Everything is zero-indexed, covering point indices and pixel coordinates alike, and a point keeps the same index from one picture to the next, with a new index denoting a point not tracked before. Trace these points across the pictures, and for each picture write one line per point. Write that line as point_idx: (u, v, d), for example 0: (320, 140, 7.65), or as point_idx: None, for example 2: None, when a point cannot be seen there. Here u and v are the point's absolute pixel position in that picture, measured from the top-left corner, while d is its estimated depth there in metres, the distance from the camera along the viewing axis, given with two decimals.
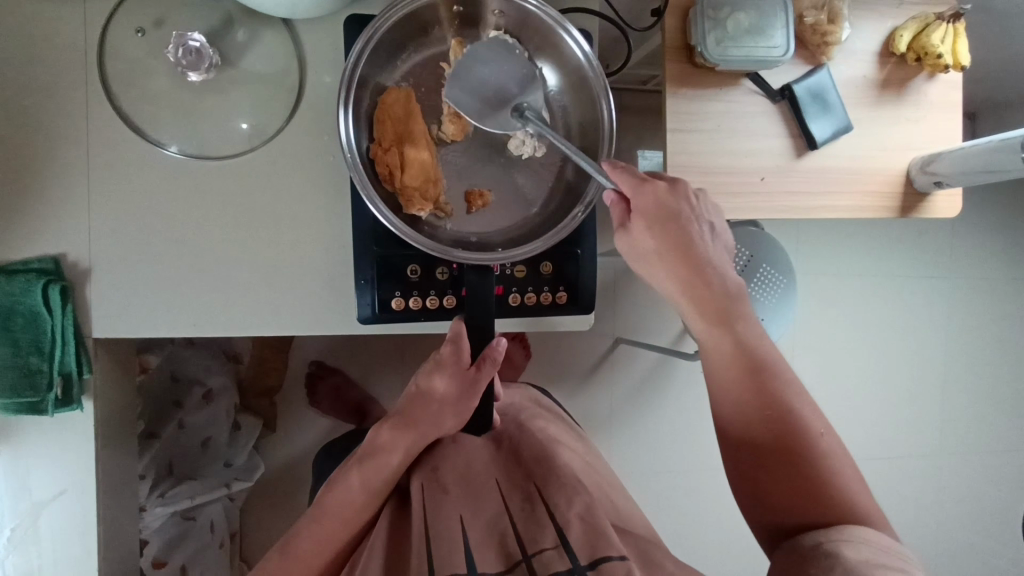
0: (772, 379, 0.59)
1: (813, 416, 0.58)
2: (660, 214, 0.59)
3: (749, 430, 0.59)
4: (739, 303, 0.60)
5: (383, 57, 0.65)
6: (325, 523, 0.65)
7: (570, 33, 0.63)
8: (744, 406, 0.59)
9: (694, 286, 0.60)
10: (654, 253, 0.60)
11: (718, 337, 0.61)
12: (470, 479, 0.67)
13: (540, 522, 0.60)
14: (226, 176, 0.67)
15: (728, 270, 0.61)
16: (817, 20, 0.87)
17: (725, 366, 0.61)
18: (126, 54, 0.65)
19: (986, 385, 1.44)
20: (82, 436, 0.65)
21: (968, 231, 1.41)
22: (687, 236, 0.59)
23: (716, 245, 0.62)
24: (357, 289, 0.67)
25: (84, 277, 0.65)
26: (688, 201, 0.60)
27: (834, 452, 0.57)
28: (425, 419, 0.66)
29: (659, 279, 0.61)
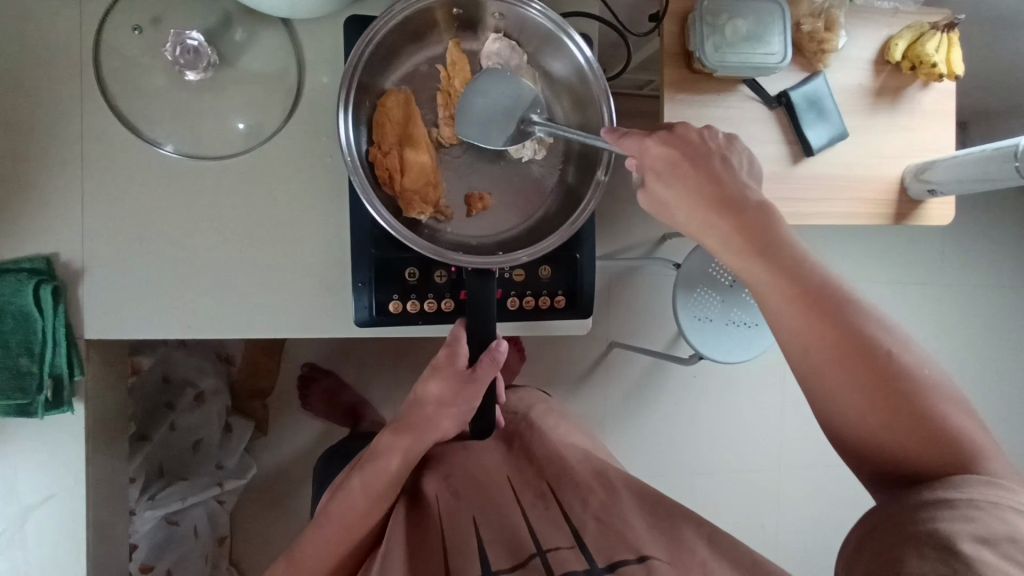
0: (830, 306, 0.49)
1: (884, 333, 0.48)
2: (667, 161, 0.54)
3: (816, 369, 0.49)
4: (773, 227, 0.52)
5: (384, 60, 0.64)
6: (327, 530, 0.64)
7: (573, 38, 0.63)
8: (804, 342, 0.49)
9: (715, 222, 0.53)
10: (674, 203, 0.55)
11: (760, 262, 0.51)
12: (483, 483, 0.70)
13: (554, 522, 0.64)
14: (224, 176, 0.66)
15: (747, 190, 0.53)
16: (814, 28, 0.87)
17: (772, 296, 0.51)
18: (121, 52, 0.64)
19: (977, 390, 1.45)
20: (72, 437, 0.64)
21: (959, 238, 1.42)
22: (705, 169, 0.53)
23: (734, 169, 0.55)
24: (355, 292, 0.67)
25: (77, 277, 0.64)
26: (691, 139, 0.55)
27: (912, 368, 0.47)
28: (422, 423, 0.66)
29: (689, 225, 0.55)
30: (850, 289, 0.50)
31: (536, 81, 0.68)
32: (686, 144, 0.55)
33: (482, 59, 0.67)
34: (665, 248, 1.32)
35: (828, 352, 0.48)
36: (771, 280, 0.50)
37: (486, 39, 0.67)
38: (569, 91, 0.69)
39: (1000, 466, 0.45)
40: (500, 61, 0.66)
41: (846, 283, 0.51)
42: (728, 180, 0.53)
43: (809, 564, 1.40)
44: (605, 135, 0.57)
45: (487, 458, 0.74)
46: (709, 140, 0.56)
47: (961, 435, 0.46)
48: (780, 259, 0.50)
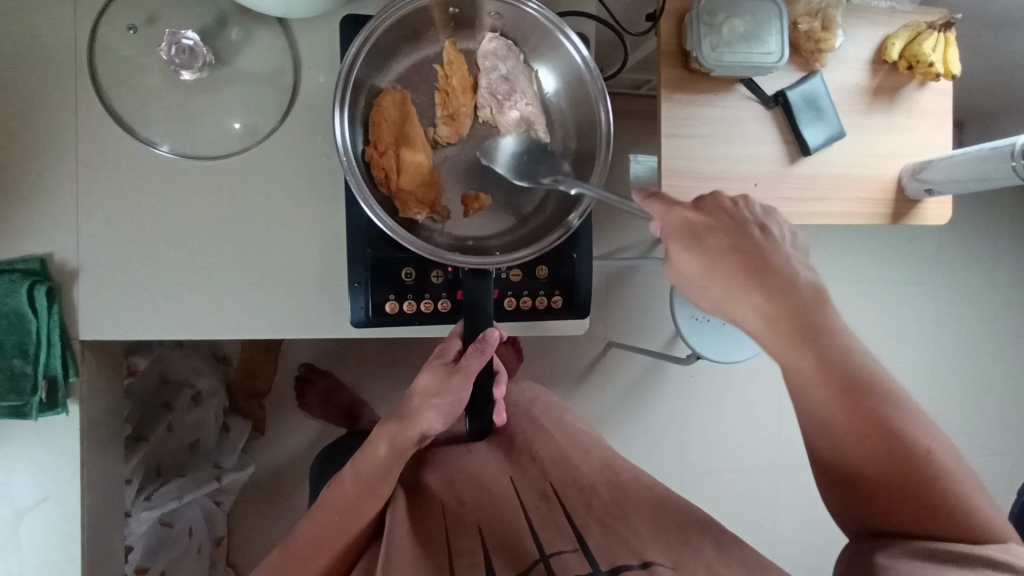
0: (873, 401, 0.47)
1: (922, 430, 0.47)
2: (698, 229, 0.50)
3: (848, 458, 0.48)
4: (820, 313, 0.48)
5: (379, 60, 0.64)
6: (321, 520, 0.64)
7: (570, 38, 0.63)
8: (840, 433, 0.48)
9: (756, 303, 0.48)
10: (702, 276, 0.50)
11: (802, 351, 0.48)
12: (486, 486, 0.69)
13: (557, 524, 0.63)
14: (220, 176, 0.66)
15: (794, 268, 0.49)
16: (811, 28, 0.87)
17: (813, 387, 0.48)
18: (116, 51, 0.64)
19: (973, 389, 1.46)
20: (66, 439, 0.64)
21: (956, 238, 1.42)
22: (743, 242, 0.49)
23: (778, 244, 0.50)
24: (351, 292, 0.67)
25: (72, 277, 0.64)
26: (727, 210, 0.51)
27: (948, 464, 0.47)
28: (414, 416, 0.66)
29: (720, 301, 0.50)
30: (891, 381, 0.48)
31: (531, 80, 0.68)
32: (721, 215, 0.50)
33: (478, 58, 0.67)
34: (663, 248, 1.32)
35: (866, 448, 0.47)
36: (812, 370, 0.48)
37: (483, 38, 0.67)
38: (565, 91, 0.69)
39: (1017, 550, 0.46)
40: (495, 60, 0.66)
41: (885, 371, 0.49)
42: (773, 257, 0.48)
43: (807, 563, 1.40)
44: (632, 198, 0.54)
45: (489, 459, 0.74)
46: (743, 209, 0.51)
47: (989, 531, 0.45)
48: (823, 351, 0.47)
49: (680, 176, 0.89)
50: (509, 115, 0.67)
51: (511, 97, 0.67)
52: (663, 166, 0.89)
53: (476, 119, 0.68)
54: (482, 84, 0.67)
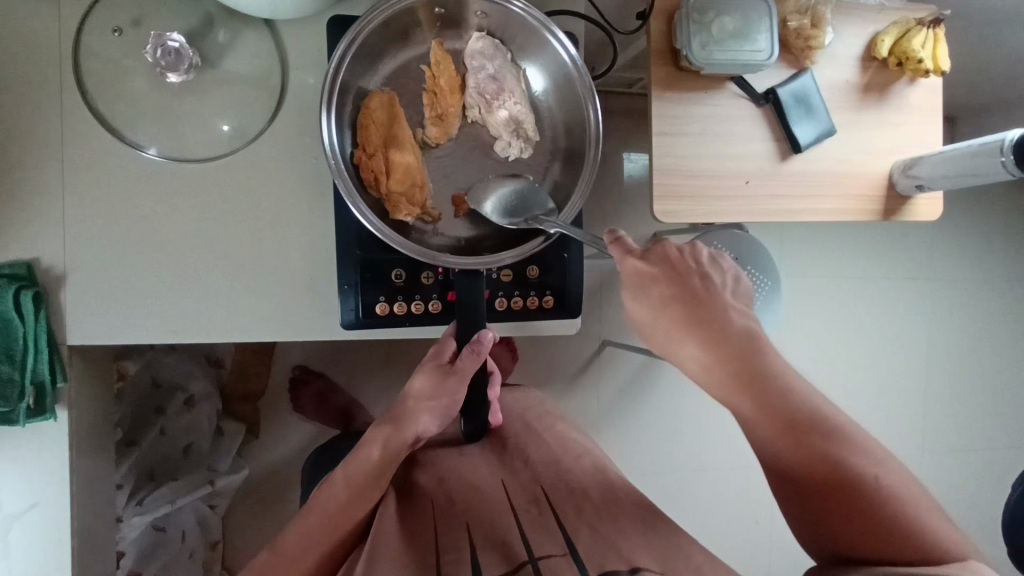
0: (812, 434, 0.50)
1: (866, 459, 0.49)
2: (646, 279, 0.56)
3: (799, 489, 0.51)
4: (754, 353, 0.53)
5: (366, 61, 0.63)
6: (311, 521, 0.64)
7: (557, 36, 0.63)
8: (789, 465, 0.51)
9: (697, 345, 0.54)
10: (652, 320, 0.57)
11: (746, 394, 0.52)
12: (477, 488, 0.70)
13: (546, 527, 0.63)
14: (207, 179, 0.65)
15: (729, 314, 0.55)
16: (800, 25, 0.88)
17: (761, 429, 0.52)
18: (101, 54, 0.64)
19: (965, 384, 1.46)
20: (54, 445, 0.63)
21: (949, 233, 1.43)
22: (683, 287, 0.56)
23: (719, 293, 0.56)
24: (341, 294, 0.67)
25: (58, 281, 0.63)
26: (672, 256, 0.57)
27: (896, 489, 0.49)
28: (408, 418, 0.66)
29: (672, 345, 0.56)
30: (834, 417, 0.51)
31: (519, 79, 0.68)
32: (667, 261, 0.57)
33: (466, 57, 0.66)
34: None
35: (811, 477, 0.50)
36: (756, 411, 0.52)
37: (470, 38, 0.67)
38: (554, 90, 0.69)
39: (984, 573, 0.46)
40: (482, 59, 0.66)
41: (830, 408, 0.52)
42: (709, 302, 0.55)
43: (802, 559, 1.41)
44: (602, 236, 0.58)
45: (480, 464, 0.74)
46: (690, 258, 0.58)
47: (954, 555, 0.46)
48: (763, 391, 0.52)
49: (671, 175, 0.89)
50: (498, 114, 0.67)
51: (499, 96, 0.67)
52: (655, 164, 0.88)
53: (465, 119, 0.68)
54: (470, 83, 0.66)
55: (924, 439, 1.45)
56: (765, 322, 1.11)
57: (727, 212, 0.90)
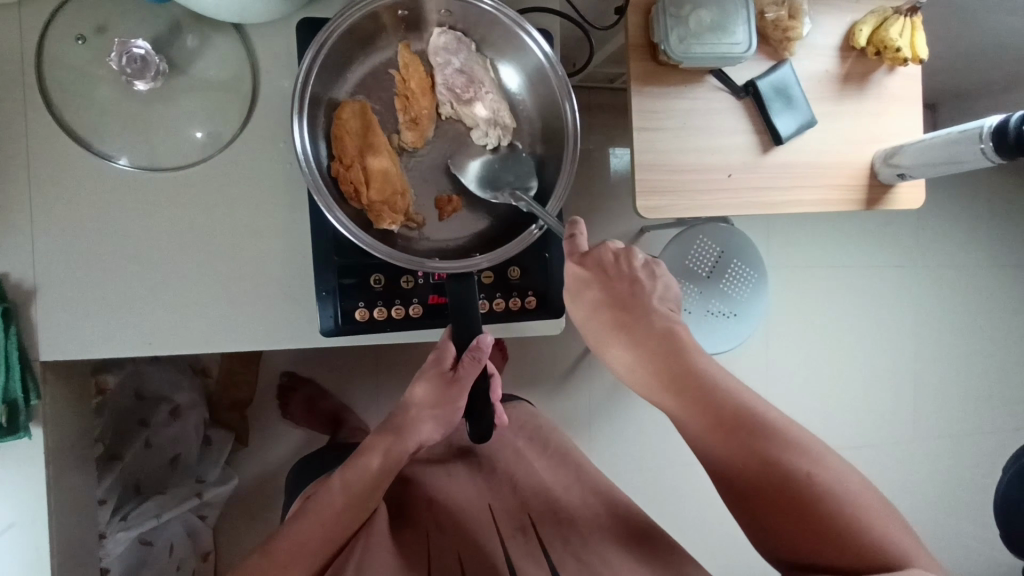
0: (743, 430, 0.55)
1: (798, 453, 0.54)
2: (581, 283, 0.61)
3: (737, 483, 0.56)
4: (682, 354, 0.59)
5: (335, 69, 0.62)
6: (306, 523, 0.62)
7: (530, 33, 0.62)
8: (725, 461, 0.56)
9: (630, 347, 0.61)
10: (587, 319, 0.63)
11: (675, 393, 0.59)
12: (466, 510, 0.73)
13: (532, 557, 0.67)
14: (180, 188, 0.64)
15: (655, 317, 0.61)
16: (778, 17, 0.87)
17: (693, 425, 0.58)
18: (66, 63, 0.62)
19: (954, 370, 1.47)
20: (29, 463, 0.62)
21: (933, 220, 1.43)
22: (614, 293, 0.61)
23: (648, 297, 0.62)
24: (318, 301, 0.66)
25: (29, 297, 0.62)
26: (608, 260, 0.61)
27: (831, 482, 0.52)
28: (409, 427, 0.67)
29: (610, 346, 0.63)
30: (766, 415, 0.56)
31: (487, 67, 0.66)
32: (601, 266, 0.61)
33: (432, 55, 0.65)
34: (643, 241, 1.31)
35: (747, 472, 0.55)
36: (687, 408, 0.58)
37: (431, 35, 0.65)
38: (528, 84, 0.68)
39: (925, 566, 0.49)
40: (447, 54, 0.64)
41: (760, 404, 0.57)
42: (642, 308, 0.61)
43: None
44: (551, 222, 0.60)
45: (469, 487, 0.77)
46: (625, 262, 0.62)
47: (890, 548, 0.49)
48: (691, 389, 0.58)
49: (654, 171, 0.88)
50: (472, 105, 0.66)
51: (471, 88, 0.65)
52: (636, 160, 0.88)
53: (440, 120, 0.67)
54: (439, 80, 0.65)
55: (914, 426, 1.45)
56: (754, 314, 1.10)
57: (713, 207, 0.90)
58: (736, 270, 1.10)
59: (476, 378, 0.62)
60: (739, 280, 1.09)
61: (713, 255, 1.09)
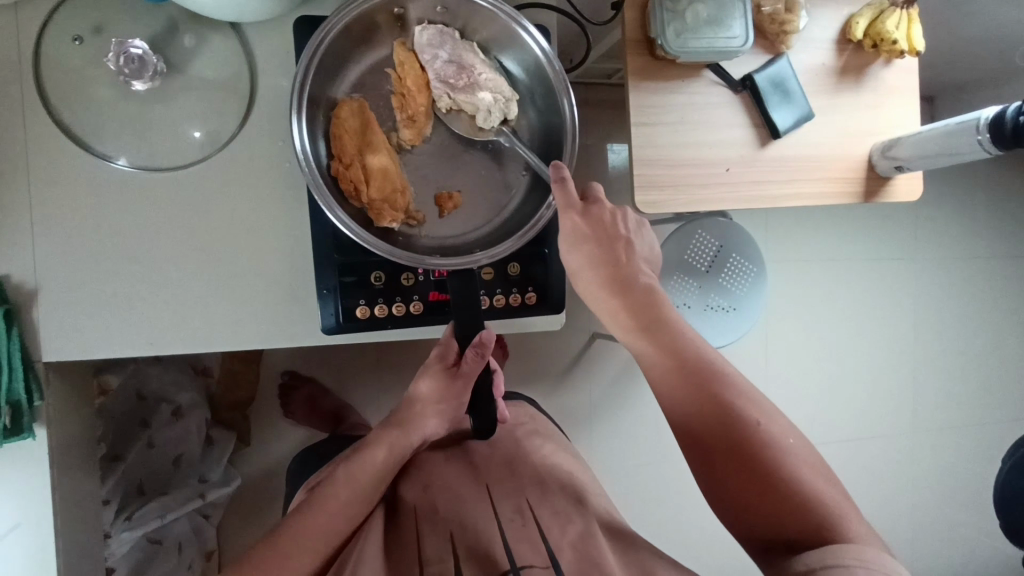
0: (704, 379, 0.59)
1: (753, 408, 0.58)
2: (580, 233, 0.61)
3: (694, 429, 0.59)
4: (659, 309, 0.62)
5: (332, 68, 0.63)
6: (310, 517, 0.62)
7: (526, 29, 0.62)
8: (684, 408, 0.59)
9: (611, 298, 0.62)
10: (580, 269, 0.62)
11: (649, 339, 0.61)
12: (460, 491, 0.73)
13: (528, 537, 0.67)
14: (180, 187, 0.64)
15: (641, 275, 0.62)
16: (774, 10, 0.87)
17: (660, 371, 0.61)
18: (64, 64, 0.62)
19: (953, 361, 1.47)
20: (34, 464, 0.62)
21: (931, 213, 1.44)
22: (609, 248, 0.62)
23: (638, 255, 0.64)
24: (320, 299, 0.66)
25: (31, 298, 0.62)
26: (605, 218, 0.62)
27: (778, 438, 0.57)
28: (413, 422, 0.68)
29: (594, 293, 0.63)
30: (730, 372, 0.60)
31: (475, 50, 0.65)
32: (601, 224, 0.62)
33: (418, 51, 0.64)
34: None
35: (703, 418, 0.58)
36: (658, 353, 0.61)
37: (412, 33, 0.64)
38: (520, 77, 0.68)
39: (860, 531, 0.52)
40: (433, 49, 0.63)
41: (724, 362, 0.61)
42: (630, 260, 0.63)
43: None
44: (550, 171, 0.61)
45: (466, 475, 0.75)
46: (620, 221, 0.63)
47: (826, 506, 0.53)
48: (665, 338, 0.61)
49: (652, 165, 0.89)
50: (469, 92, 0.65)
51: (463, 75, 0.64)
52: (635, 155, 0.88)
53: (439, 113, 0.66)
54: (432, 76, 0.64)
55: (913, 418, 1.46)
56: (753, 308, 1.10)
57: (712, 201, 0.90)
58: (735, 264, 1.10)
59: (479, 376, 0.62)
60: (738, 274, 1.10)
61: (712, 249, 1.09)
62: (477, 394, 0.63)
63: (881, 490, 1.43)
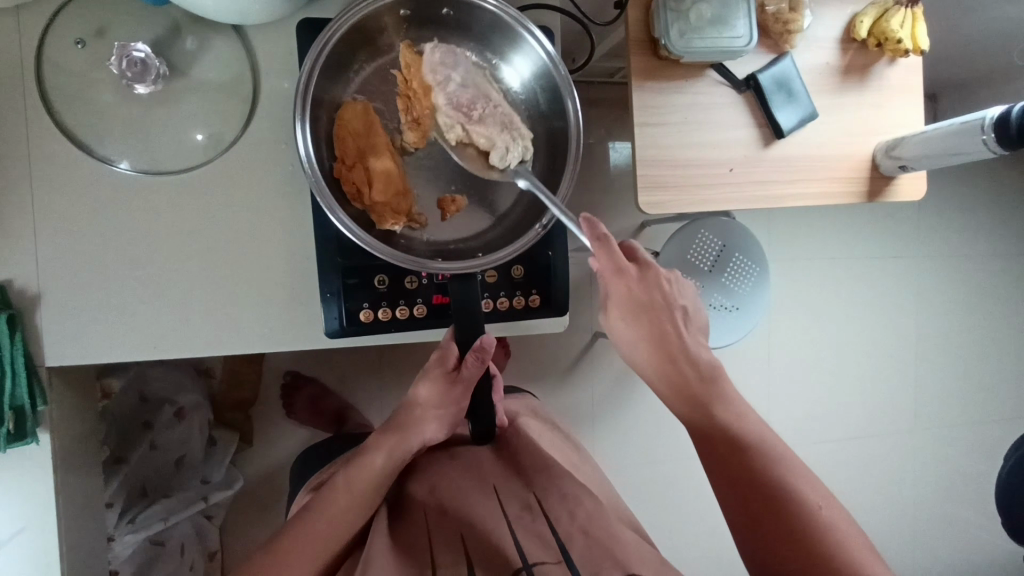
0: (761, 458, 0.59)
1: (810, 490, 0.58)
2: (632, 304, 0.64)
3: (749, 509, 0.58)
4: (714, 386, 0.64)
5: (336, 70, 0.62)
6: (313, 523, 0.63)
7: (532, 32, 0.62)
8: (739, 486, 0.59)
9: (667, 372, 0.65)
10: (634, 341, 0.65)
11: (690, 404, 0.64)
12: (467, 491, 0.71)
13: (538, 532, 0.66)
14: (183, 191, 0.64)
15: (697, 353, 0.65)
16: (779, 9, 0.86)
17: (702, 439, 0.63)
18: (66, 67, 0.62)
19: (955, 359, 1.47)
20: (38, 468, 0.62)
21: (935, 211, 1.43)
22: (659, 322, 0.64)
23: (690, 324, 0.66)
24: (323, 303, 0.66)
25: (34, 302, 0.62)
26: (659, 287, 0.64)
27: (836, 522, 0.56)
28: (413, 427, 0.67)
29: (645, 364, 0.66)
30: (781, 449, 0.60)
31: (491, 80, 0.67)
32: (654, 288, 0.64)
33: (430, 70, 0.65)
34: (645, 236, 1.32)
35: (759, 499, 0.57)
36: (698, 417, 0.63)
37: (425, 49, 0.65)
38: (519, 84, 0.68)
39: None
40: (446, 70, 0.65)
41: (780, 443, 0.61)
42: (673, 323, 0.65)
43: None
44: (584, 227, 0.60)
45: (472, 475, 0.74)
46: (674, 296, 0.65)
47: None
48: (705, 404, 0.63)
49: (655, 165, 0.88)
50: (482, 122, 0.65)
51: (477, 104, 0.65)
52: (639, 155, 0.88)
53: (447, 141, 0.66)
54: (445, 98, 0.64)
55: (915, 416, 1.46)
56: (757, 306, 1.10)
57: (714, 201, 0.90)
58: (738, 263, 1.10)
59: (480, 379, 0.62)
60: (741, 274, 1.09)
61: (715, 248, 1.09)
62: (476, 399, 0.63)
63: (885, 488, 1.43)
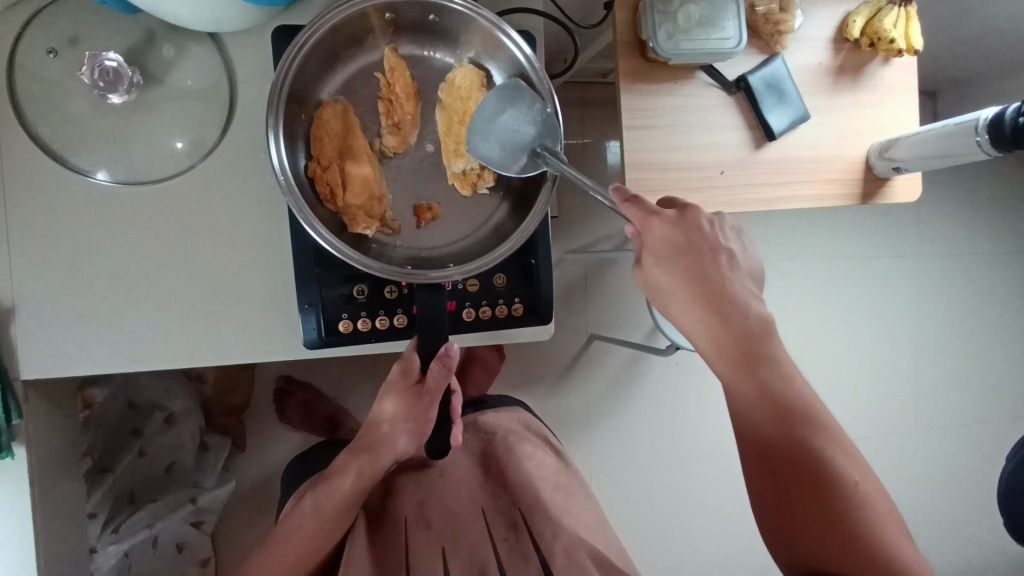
0: (803, 423, 0.53)
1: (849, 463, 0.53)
2: (672, 245, 0.56)
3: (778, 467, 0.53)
4: (765, 343, 0.56)
5: (317, 70, 0.61)
6: (288, 542, 0.65)
7: (509, 34, 0.60)
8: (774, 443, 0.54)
9: (711, 324, 0.56)
10: (669, 291, 0.57)
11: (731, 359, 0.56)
12: (453, 510, 0.74)
13: (523, 553, 0.71)
14: (159, 202, 0.63)
15: (748, 305, 0.56)
16: (769, 9, 0.85)
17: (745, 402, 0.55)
18: (40, 75, 0.61)
19: (954, 359, 1.46)
20: (13, 482, 0.62)
21: (933, 211, 1.42)
22: (699, 269, 0.56)
23: (735, 264, 0.58)
24: (301, 313, 0.65)
25: (9, 314, 0.61)
26: (699, 227, 0.58)
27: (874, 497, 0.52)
28: (383, 443, 0.66)
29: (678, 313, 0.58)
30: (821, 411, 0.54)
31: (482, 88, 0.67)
32: (691, 229, 0.57)
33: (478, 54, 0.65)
34: None
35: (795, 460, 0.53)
36: (773, 430, 0.54)
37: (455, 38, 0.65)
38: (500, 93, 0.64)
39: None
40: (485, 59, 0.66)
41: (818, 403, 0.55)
42: (735, 313, 0.56)
43: None
44: (613, 193, 0.59)
45: (460, 490, 0.76)
46: (711, 233, 0.58)
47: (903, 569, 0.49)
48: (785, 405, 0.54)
49: (644, 168, 0.87)
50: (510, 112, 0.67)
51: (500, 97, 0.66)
52: (628, 158, 0.86)
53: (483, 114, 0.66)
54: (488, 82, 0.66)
55: (914, 416, 1.44)
56: None
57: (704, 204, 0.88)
58: None
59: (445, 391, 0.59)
60: None
61: None
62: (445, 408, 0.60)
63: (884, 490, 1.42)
